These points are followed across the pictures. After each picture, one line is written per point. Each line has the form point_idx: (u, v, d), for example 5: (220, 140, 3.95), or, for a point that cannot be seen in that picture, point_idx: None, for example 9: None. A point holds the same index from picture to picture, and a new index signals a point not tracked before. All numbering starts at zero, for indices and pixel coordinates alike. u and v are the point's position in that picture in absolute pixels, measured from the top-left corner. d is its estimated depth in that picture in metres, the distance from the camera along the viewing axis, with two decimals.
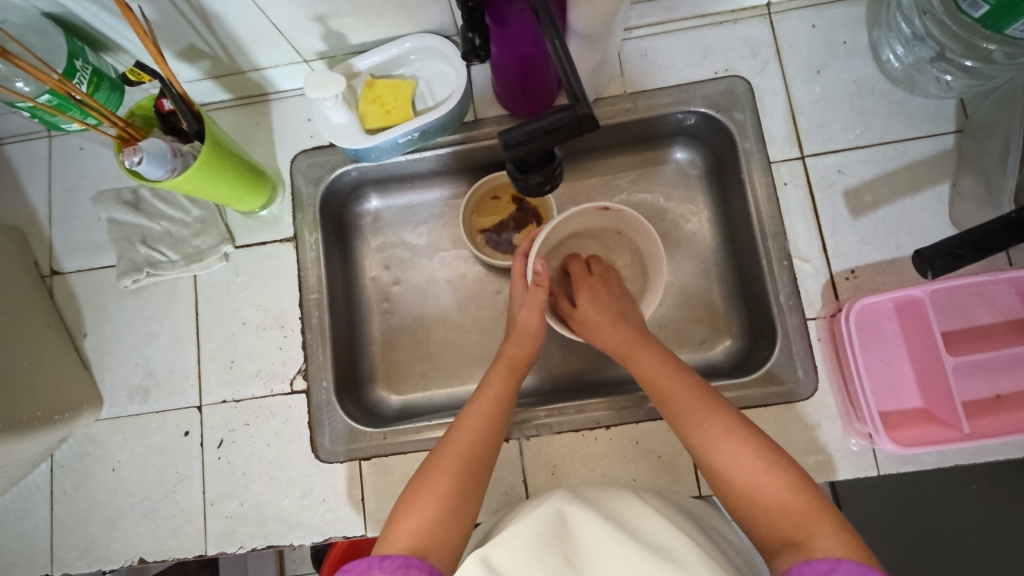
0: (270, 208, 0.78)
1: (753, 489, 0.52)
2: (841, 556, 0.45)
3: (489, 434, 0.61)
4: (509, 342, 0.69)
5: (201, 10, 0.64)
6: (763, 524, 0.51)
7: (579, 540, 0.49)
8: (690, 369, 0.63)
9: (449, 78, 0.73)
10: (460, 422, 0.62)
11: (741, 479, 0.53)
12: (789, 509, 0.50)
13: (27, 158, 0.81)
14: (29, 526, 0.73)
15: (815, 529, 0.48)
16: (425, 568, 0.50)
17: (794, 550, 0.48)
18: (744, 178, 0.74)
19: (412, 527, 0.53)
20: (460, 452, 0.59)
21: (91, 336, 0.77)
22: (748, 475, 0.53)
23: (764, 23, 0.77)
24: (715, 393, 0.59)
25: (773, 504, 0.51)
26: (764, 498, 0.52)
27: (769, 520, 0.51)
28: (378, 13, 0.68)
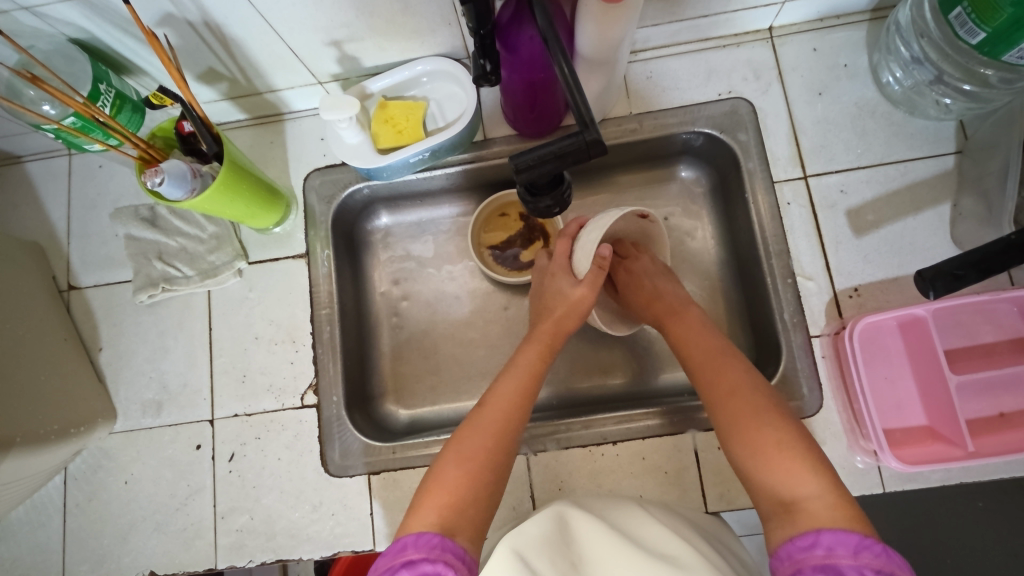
0: (283, 225, 0.80)
1: (761, 451, 0.53)
2: (822, 526, 0.46)
3: (519, 413, 0.61)
4: (550, 316, 0.68)
5: (221, 36, 0.66)
6: (764, 486, 0.53)
7: (580, 543, 0.50)
8: (722, 337, 0.65)
9: (459, 99, 0.75)
10: (488, 399, 0.62)
11: (751, 440, 0.54)
12: (784, 472, 0.51)
13: (47, 175, 0.83)
14: (41, 538, 0.74)
15: (809, 492, 0.50)
16: (458, 553, 0.50)
17: (789, 518, 0.49)
18: (748, 198, 0.76)
19: (441, 505, 0.54)
20: (491, 429, 0.59)
21: (106, 349, 0.78)
22: (763, 435, 0.54)
23: (766, 47, 0.79)
24: (739, 360, 0.61)
25: (782, 469, 0.52)
26: (772, 460, 0.53)
27: (769, 484, 0.52)
28: (392, 37, 0.70)
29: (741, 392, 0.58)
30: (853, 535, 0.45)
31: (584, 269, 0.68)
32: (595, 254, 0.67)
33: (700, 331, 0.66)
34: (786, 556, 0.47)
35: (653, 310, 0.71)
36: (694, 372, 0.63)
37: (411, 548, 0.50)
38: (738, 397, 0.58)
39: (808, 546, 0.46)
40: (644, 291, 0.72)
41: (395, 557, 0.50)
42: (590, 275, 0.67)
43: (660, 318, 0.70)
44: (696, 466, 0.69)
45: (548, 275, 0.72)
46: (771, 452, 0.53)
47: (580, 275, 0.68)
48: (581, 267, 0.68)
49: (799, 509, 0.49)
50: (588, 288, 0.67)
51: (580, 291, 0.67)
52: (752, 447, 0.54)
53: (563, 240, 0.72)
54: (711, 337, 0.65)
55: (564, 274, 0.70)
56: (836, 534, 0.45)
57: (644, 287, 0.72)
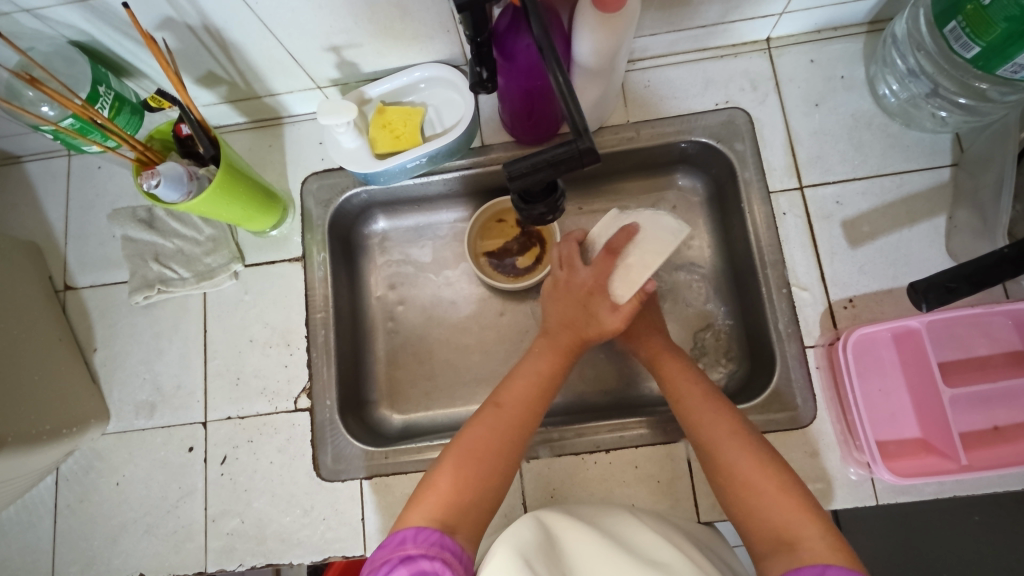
0: (280, 228, 0.80)
1: (763, 483, 0.54)
2: (828, 562, 0.47)
3: (529, 423, 0.61)
4: (569, 321, 0.66)
5: (221, 40, 0.66)
6: (759, 518, 0.53)
7: (584, 554, 0.49)
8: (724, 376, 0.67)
9: (457, 105, 0.75)
10: (502, 400, 0.62)
11: (754, 471, 0.55)
12: (789, 510, 0.52)
13: (48, 176, 0.84)
14: (32, 538, 0.74)
15: (811, 531, 0.50)
16: (456, 552, 0.51)
17: (787, 553, 0.50)
18: (744, 207, 0.76)
19: (443, 503, 0.54)
20: (501, 435, 0.59)
21: (101, 350, 0.78)
22: (765, 469, 0.55)
23: (764, 57, 0.79)
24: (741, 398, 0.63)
25: (781, 505, 0.52)
26: (772, 494, 0.53)
27: (769, 517, 0.52)
28: (390, 43, 0.71)
29: (745, 427, 0.59)
30: None
31: (625, 296, 0.62)
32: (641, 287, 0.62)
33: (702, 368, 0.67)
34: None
35: (647, 346, 0.69)
36: (683, 404, 0.63)
37: (411, 543, 0.50)
38: (745, 429, 0.58)
39: None
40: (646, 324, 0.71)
41: (394, 549, 0.50)
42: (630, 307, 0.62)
43: (653, 355, 0.68)
44: (688, 475, 0.69)
45: (580, 288, 0.65)
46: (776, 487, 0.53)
47: (617, 301, 0.62)
48: (621, 293, 0.62)
49: (798, 545, 0.50)
50: (625, 321, 0.62)
51: (616, 322, 0.62)
52: (755, 476, 0.55)
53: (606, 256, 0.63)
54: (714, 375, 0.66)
55: (602, 295, 0.63)
56: (842, 570, 0.46)
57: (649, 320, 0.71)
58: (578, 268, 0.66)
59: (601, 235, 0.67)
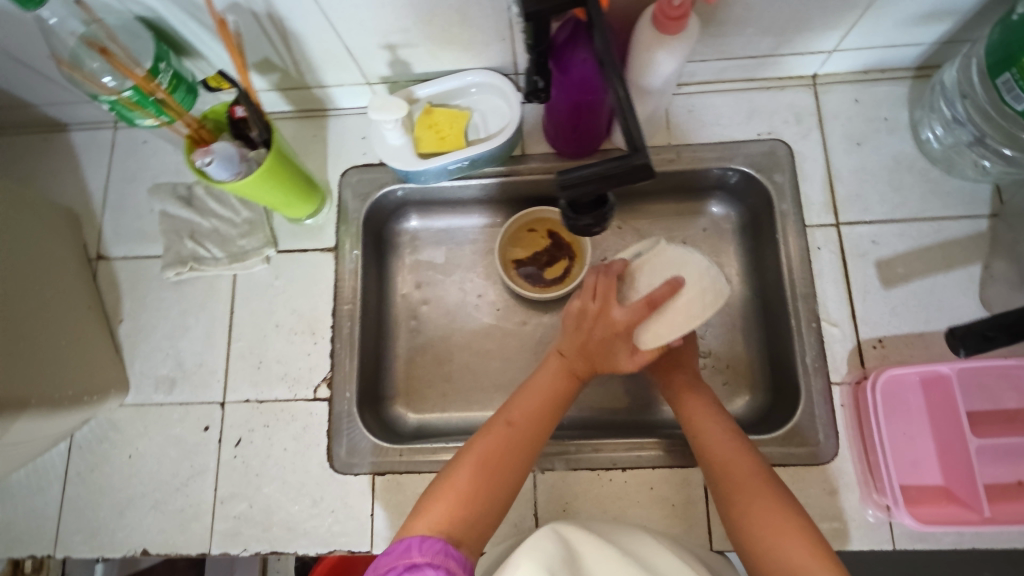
0: (316, 217, 0.81)
1: (777, 527, 0.53)
2: None
3: (537, 441, 0.61)
4: (586, 346, 0.64)
5: (282, 29, 0.67)
6: (772, 562, 0.52)
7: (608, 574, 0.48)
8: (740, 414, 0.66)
9: (503, 113, 0.76)
10: (513, 417, 0.61)
11: (767, 516, 0.54)
12: (803, 555, 0.51)
13: (92, 146, 0.85)
14: (39, 503, 0.74)
15: None
16: (461, 563, 0.50)
17: None
18: (779, 239, 0.76)
19: (449, 514, 0.54)
20: (509, 452, 0.59)
21: (127, 321, 0.79)
22: (778, 513, 0.54)
23: (809, 93, 0.80)
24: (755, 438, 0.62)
25: (795, 551, 0.51)
26: (785, 539, 0.52)
27: (785, 562, 0.51)
28: (446, 46, 0.72)
29: (758, 469, 0.58)
30: None
31: (649, 345, 0.62)
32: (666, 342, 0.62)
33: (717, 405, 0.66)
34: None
35: (672, 377, 0.69)
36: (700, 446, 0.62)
37: (416, 552, 0.49)
38: (759, 473, 0.58)
39: None
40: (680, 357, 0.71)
41: (400, 557, 0.49)
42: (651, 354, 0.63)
43: (676, 387, 0.68)
44: (704, 501, 0.68)
45: (605, 324, 0.63)
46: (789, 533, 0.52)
47: (640, 348, 0.63)
48: (645, 342, 0.62)
49: None
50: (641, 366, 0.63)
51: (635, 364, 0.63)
52: (767, 519, 0.54)
53: (642, 304, 0.61)
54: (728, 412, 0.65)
55: (627, 338, 0.62)
56: None
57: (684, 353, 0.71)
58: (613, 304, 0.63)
59: (644, 273, 0.64)
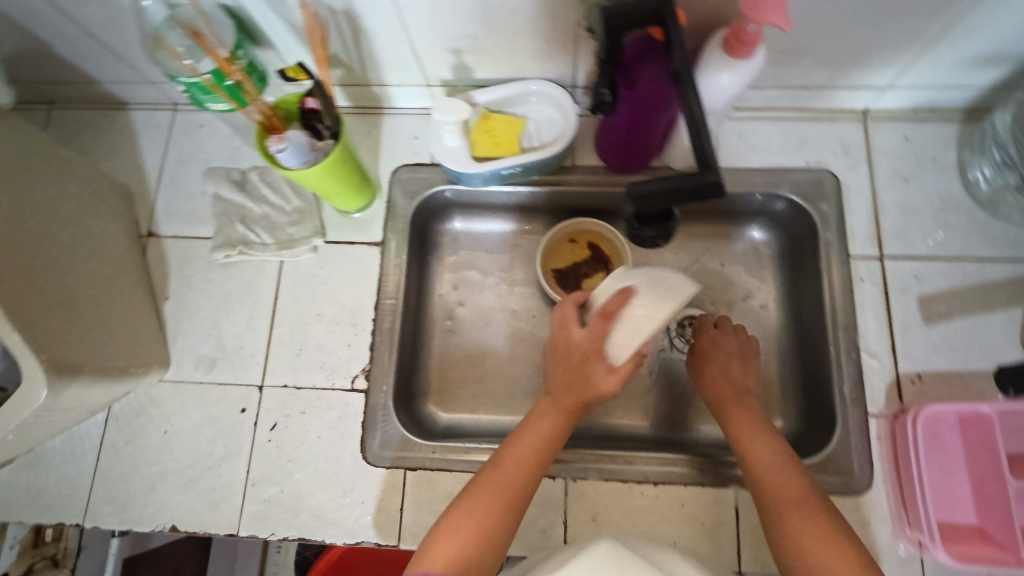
0: (364, 212, 0.82)
1: (825, 559, 0.53)
2: None
3: (536, 475, 0.59)
4: (563, 378, 0.62)
5: (355, 27, 0.69)
6: None
7: None
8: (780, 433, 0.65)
9: (558, 124, 0.78)
10: (501, 460, 0.59)
11: (816, 547, 0.54)
12: None
13: (151, 126, 0.87)
14: (72, 472, 0.74)
15: None
16: None
17: None
18: (822, 267, 0.77)
19: (450, 558, 0.53)
20: (506, 491, 0.57)
21: (172, 299, 0.80)
22: (824, 545, 0.54)
23: (859, 126, 0.81)
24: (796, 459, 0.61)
25: None
26: (836, 571, 0.52)
27: None
28: (510, 55, 0.73)
29: (801, 496, 0.57)
30: None
31: (622, 358, 0.60)
32: (637, 350, 0.60)
33: (759, 423, 0.65)
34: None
35: (718, 392, 0.69)
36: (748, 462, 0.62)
37: None
38: (803, 499, 0.57)
39: None
40: (714, 370, 0.71)
41: None
42: (625, 367, 0.60)
43: (723, 403, 0.68)
44: (734, 523, 0.68)
45: (575, 350, 0.62)
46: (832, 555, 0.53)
47: (614, 363, 0.60)
48: (617, 356, 0.60)
49: None
50: (620, 381, 0.60)
51: (612, 381, 0.60)
52: (818, 550, 0.53)
53: (600, 321, 0.61)
54: (772, 432, 0.64)
55: (598, 357, 0.61)
56: None
57: (715, 364, 0.71)
58: (575, 331, 0.63)
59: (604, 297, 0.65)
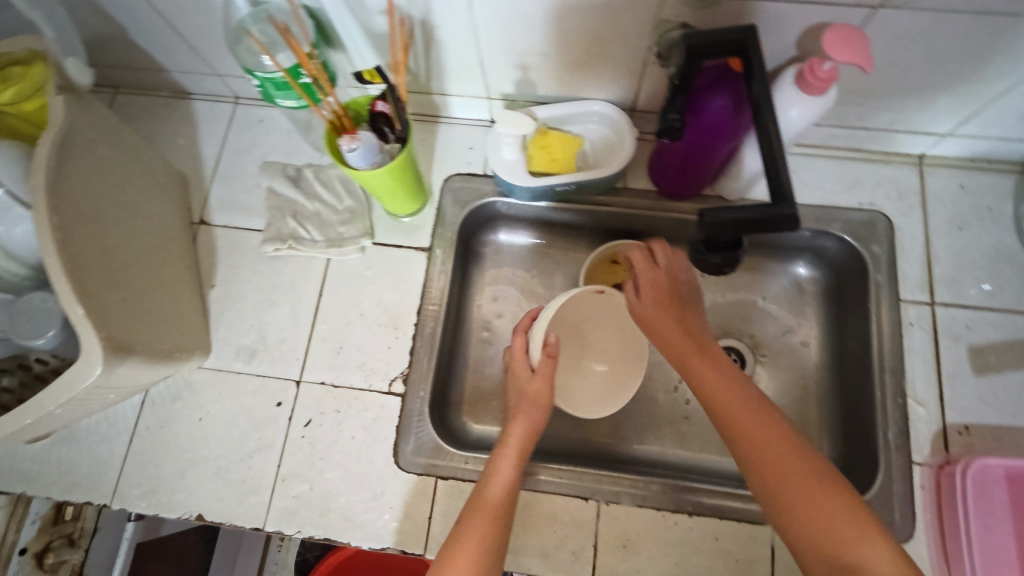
0: (414, 217, 0.83)
1: (818, 516, 0.48)
2: None
3: (506, 518, 0.58)
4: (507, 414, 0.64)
5: (428, 37, 0.71)
6: (821, 553, 0.47)
7: None
8: (743, 374, 0.56)
9: (613, 145, 0.79)
10: (465, 519, 0.57)
11: (807, 506, 0.48)
12: (851, 543, 0.46)
13: (211, 117, 0.89)
14: (104, 451, 0.75)
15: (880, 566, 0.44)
16: None
17: None
18: (871, 308, 0.76)
19: None
20: (479, 546, 0.55)
21: (218, 287, 0.81)
22: (815, 504, 0.48)
23: (914, 171, 0.81)
24: (768, 405, 0.53)
25: (843, 544, 0.46)
26: (830, 525, 0.47)
27: (830, 551, 0.46)
28: (575, 74, 0.74)
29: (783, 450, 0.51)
30: None
31: (536, 353, 0.63)
32: (545, 340, 0.61)
33: (723, 367, 0.55)
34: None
35: (672, 336, 0.58)
36: (720, 413, 0.54)
37: None
38: (787, 451, 0.51)
39: None
40: (650, 308, 0.60)
41: None
42: (542, 364, 0.62)
43: (680, 351, 0.57)
44: (769, 561, 0.67)
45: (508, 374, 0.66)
46: (816, 506, 0.48)
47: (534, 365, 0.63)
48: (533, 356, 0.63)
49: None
50: (542, 379, 0.62)
51: (535, 381, 0.62)
52: (810, 507, 0.48)
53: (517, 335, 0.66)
54: (723, 371, 0.55)
55: (521, 364, 0.64)
56: None
57: (649, 294, 0.61)
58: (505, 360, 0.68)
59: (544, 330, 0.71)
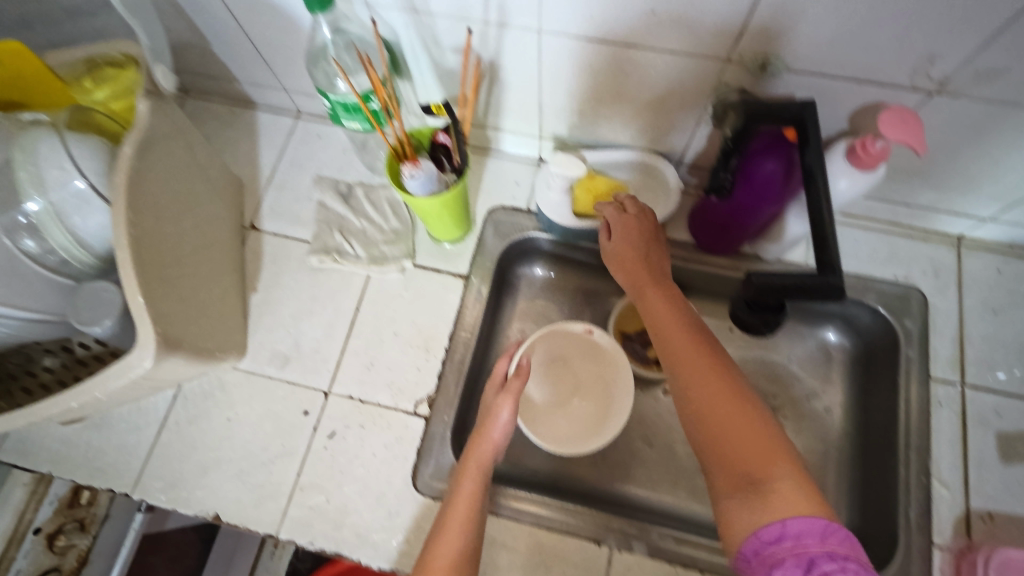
0: (455, 244, 0.85)
1: (725, 422, 0.49)
2: (788, 515, 0.43)
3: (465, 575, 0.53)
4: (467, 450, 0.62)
5: (492, 77, 0.74)
6: (726, 459, 0.48)
7: None
8: (691, 308, 0.60)
9: (657, 195, 0.81)
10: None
11: (713, 411, 0.50)
12: (755, 450, 0.47)
13: (273, 128, 0.93)
14: (132, 440, 0.76)
15: (780, 474, 0.45)
16: None
17: (756, 497, 0.45)
18: (900, 382, 0.76)
19: None
20: None
21: (260, 292, 0.83)
22: (726, 411, 0.50)
23: (952, 250, 0.82)
24: (705, 330, 0.57)
25: (743, 448, 0.47)
26: (735, 432, 0.48)
27: (733, 455, 0.47)
28: (628, 124, 0.77)
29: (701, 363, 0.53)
30: (819, 520, 0.42)
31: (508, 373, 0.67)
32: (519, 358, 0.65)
33: (671, 300, 0.61)
34: (753, 554, 0.43)
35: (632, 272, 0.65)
36: (660, 336, 0.58)
37: None
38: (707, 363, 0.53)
39: (775, 540, 0.42)
40: (621, 249, 0.67)
41: None
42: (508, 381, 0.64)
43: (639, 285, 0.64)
44: None
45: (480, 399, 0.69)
46: (743, 428, 0.48)
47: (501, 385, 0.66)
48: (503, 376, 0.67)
49: (767, 488, 0.45)
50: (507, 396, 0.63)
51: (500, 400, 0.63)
52: (717, 412, 0.50)
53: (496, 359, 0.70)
54: (677, 308, 0.60)
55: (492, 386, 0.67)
56: (803, 521, 0.42)
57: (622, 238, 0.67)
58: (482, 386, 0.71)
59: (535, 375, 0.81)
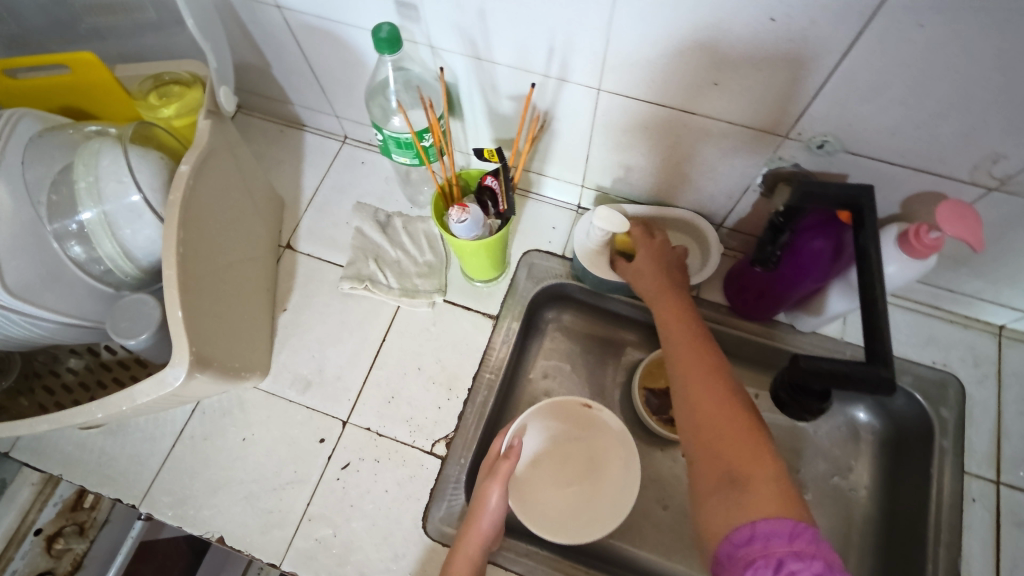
0: (488, 284, 0.85)
1: (714, 424, 0.51)
2: (758, 517, 0.44)
3: None
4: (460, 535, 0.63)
5: (544, 127, 0.75)
6: (710, 459, 0.50)
7: None
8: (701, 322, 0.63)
9: (694, 256, 0.80)
10: None
11: (703, 415, 0.53)
12: (738, 450, 0.49)
13: (319, 151, 0.94)
14: (146, 451, 0.76)
15: (760, 474, 0.47)
16: None
17: (733, 492, 0.46)
18: (933, 471, 0.73)
19: None
20: None
21: (289, 312, 0.83)
22: (716, 416, 0.52)
23: (992, 340, 0.80)
24: (711, 343, 0.60)
25: (728, 448, 0.49)
26: (721, 434, 0.51)
27: (719, 456, 0.49)
28: (673, 183, 0.77)
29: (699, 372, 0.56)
30: (788, 521, 0.43)
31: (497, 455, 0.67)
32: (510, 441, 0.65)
33: (683, 316, 0.64)
34: (727, 556, 0.44)
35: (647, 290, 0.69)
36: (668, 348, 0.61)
37: None
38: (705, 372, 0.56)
39: (745, 542, 0.43)
40: (641, 267, 0.70)
41: None
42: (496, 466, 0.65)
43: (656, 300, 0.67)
44: None
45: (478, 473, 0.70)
46: (731, 433, 0.50)
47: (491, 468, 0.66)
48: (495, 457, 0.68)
49: (745, 486, 0.46)
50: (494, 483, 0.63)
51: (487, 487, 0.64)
52: (707, 414, 0.52)
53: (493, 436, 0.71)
54: (688, 323, 0.63)
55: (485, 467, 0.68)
56: (771, 524, 0.43)
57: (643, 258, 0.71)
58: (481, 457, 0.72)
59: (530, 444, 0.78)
